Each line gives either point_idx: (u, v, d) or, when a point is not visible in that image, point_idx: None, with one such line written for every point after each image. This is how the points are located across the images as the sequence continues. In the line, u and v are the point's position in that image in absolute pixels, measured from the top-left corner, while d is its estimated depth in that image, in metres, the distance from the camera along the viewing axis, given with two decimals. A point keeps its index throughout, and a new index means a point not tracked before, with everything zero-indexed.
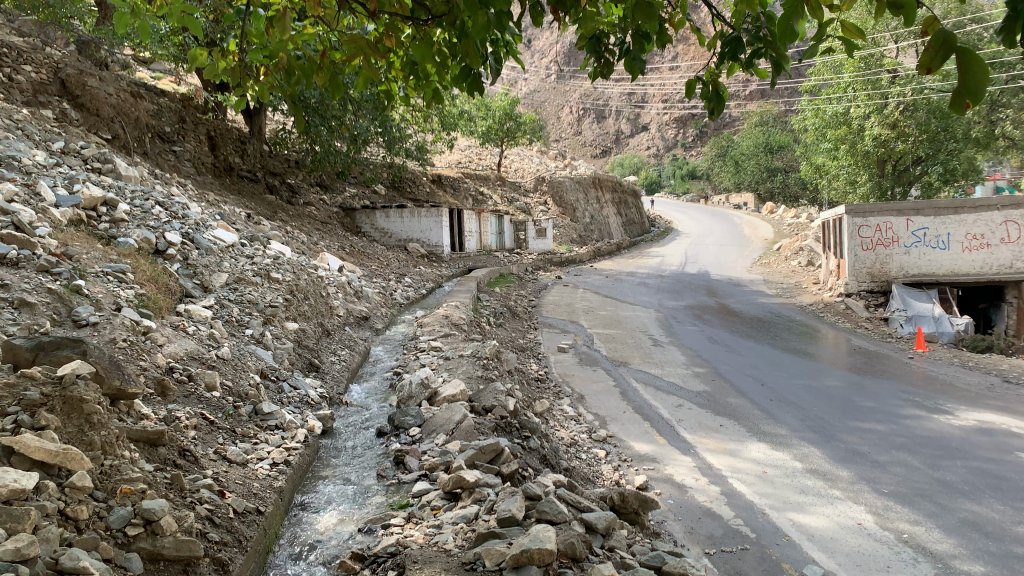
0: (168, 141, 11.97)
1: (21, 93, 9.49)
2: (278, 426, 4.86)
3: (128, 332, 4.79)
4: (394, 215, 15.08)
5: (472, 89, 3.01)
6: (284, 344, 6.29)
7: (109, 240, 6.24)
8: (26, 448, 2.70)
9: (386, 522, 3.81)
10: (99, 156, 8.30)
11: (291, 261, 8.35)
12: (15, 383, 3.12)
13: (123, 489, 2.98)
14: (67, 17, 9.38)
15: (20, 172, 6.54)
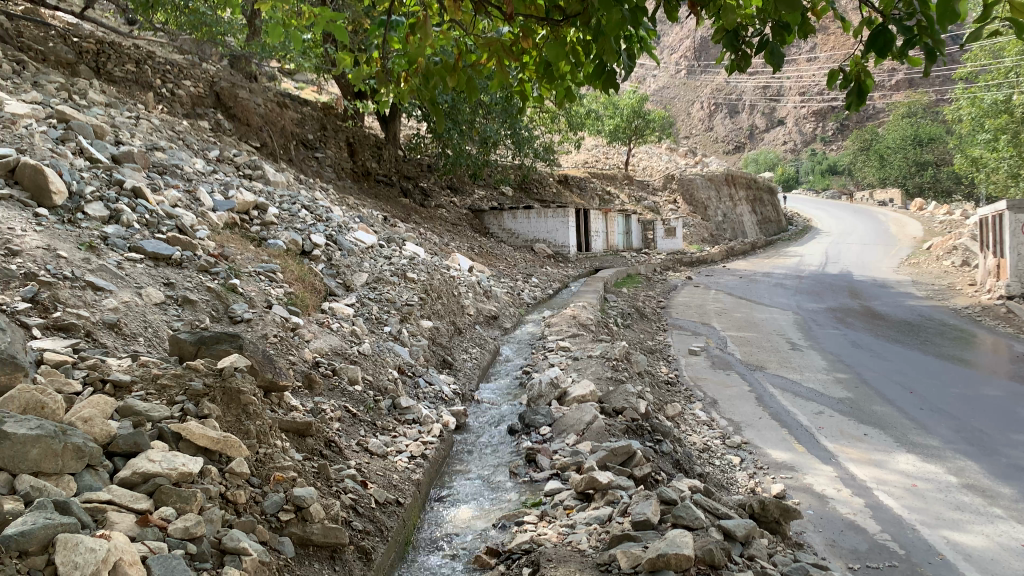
0: (311, 148, 12.60)
1: (181, 107, 10.25)
2: (415, 421, 5.01)
3: (277, 328, 5.08)
4: (522, 216, 15.14)
5: (607, 86, 2.98)
6: (419, 341, 6.48)
7: (260, 242, 6.65)
8: (192, 435, 2.92)
9: (519, 519, 3.86)
10: (250, 163, 8.86)
11: (425, 262, 8.59)
12: (181, 374, 3.38)
13: (276, 477, 3.15)
14: (222, 36, 10.08)
15: (182, 179, 7.07)
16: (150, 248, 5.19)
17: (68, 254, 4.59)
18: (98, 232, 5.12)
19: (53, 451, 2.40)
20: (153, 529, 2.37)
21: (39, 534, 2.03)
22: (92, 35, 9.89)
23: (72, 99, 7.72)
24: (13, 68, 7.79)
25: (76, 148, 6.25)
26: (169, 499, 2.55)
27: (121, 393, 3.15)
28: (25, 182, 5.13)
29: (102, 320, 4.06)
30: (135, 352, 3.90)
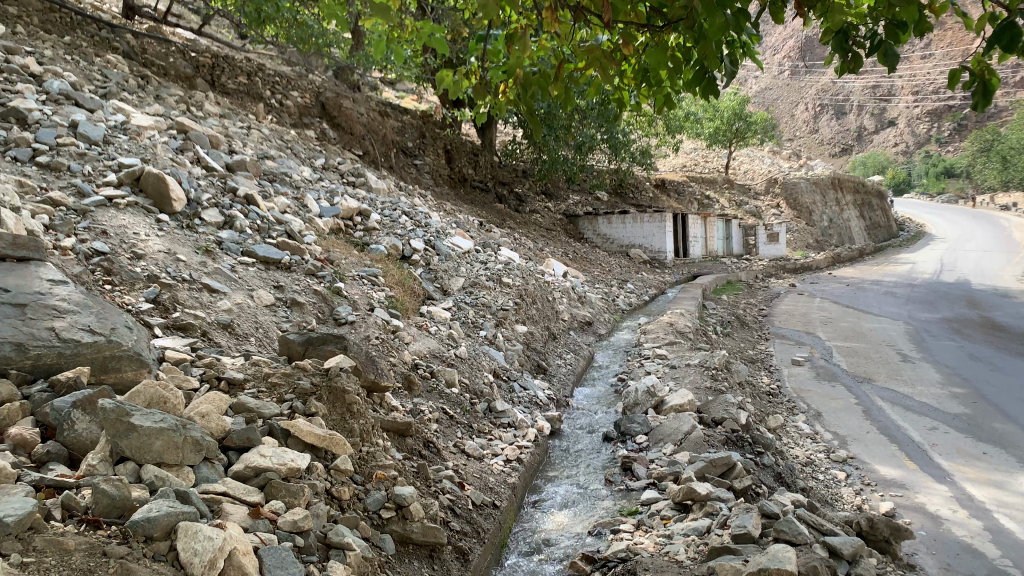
0: (411, 155, 12.90)
1: (289, 117, 10.70)
2: (510, 424, 5.05)
3: (379, 330, 5.22)
4: (617, 221, 15.01)
5: (707, 92, 2.92)
6: (514, 345, 6.53)
7: (363, 247, 6.87)
8: (300, 432, 3.04)
9: (615, 527, 3.83)
10: (353, 170, 9.14)
11: (520, 267, 8.64)
12: (291, 373, 3.53)
13: (378, 475, 3.24)
14: (327, 48, 10.46)
15: (291, 186, 7.37)
16: (261, 253, 5.43)
17: (187, 257, 4.87)
18: (213, 236, 5.41)
19: (174, 444, 2.55)
20: (264, 521, 2.48)
21: (163, 521, 2.17)
22: (209, 50, 10.41)
23: (190, 111, 8.17)
24: (138, 82, 8.32)
25: (194, 157, 6.62)
26: (278, 493, 2.66)
27: (235, 391, 3.32)
28: (149, 190, 5.48)
29: (217, 320, 4.28)
30: (247, 352, 4.09)
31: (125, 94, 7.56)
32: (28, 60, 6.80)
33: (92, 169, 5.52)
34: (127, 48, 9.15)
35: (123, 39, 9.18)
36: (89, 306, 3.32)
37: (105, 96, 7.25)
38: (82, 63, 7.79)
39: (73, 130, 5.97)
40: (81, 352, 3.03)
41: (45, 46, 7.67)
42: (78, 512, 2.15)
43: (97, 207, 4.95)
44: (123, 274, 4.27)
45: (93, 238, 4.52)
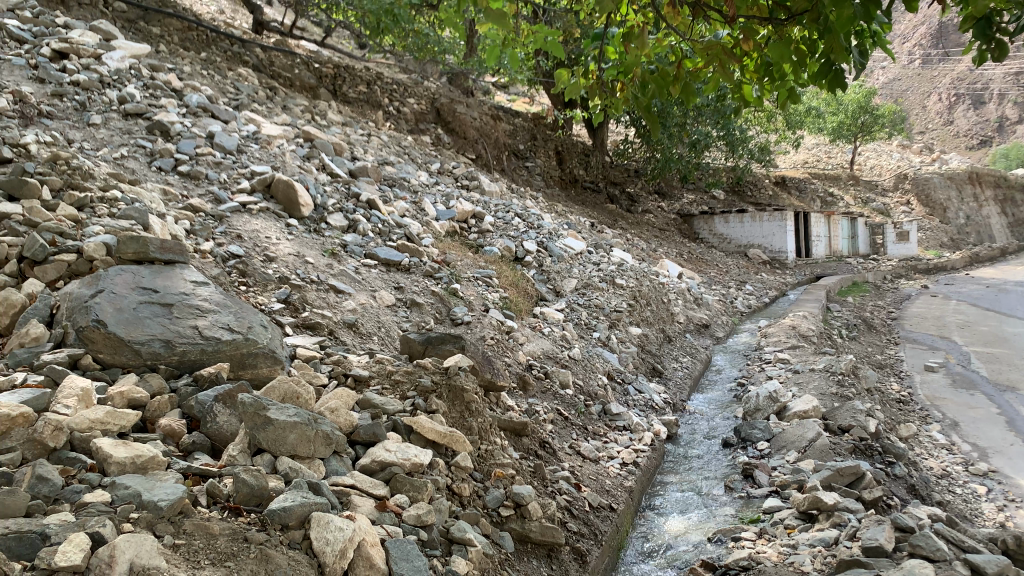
0: (522, 157, 13.04)
1: (406, 124, 11.05)
2: (626, 427, 5.00)
3: (494, 330, 5.29)
4: (735, 220, 14.57)
5: (834, 85, 2.81)
6: (628, 347, 6.46)
7: (478, 249, 7.00)
8: (422, 428, 3.12)
9: (736, 535, 3.74)
10: (467, 174, 9.30)
11: (634, 268, 8.53)
12: (412, 371, 3.63)
13: (496, 473, 3.28)
14: (442, 55, 10.70)
15: (409, 191, 7.59)
16: (382, 255, 5.61)
17: (314, 259, 5.10)
18: (338, 240, 5.65)
19: (307, 437, 2.68)
20: (390, 515, 2.57)
21: (297, 511, 2.27)
22: (331, 60, 10.84)
23: (315, 120, 8.54)
24: (268, 93, 8.77)
25: (320, 164, 6.92)
26: (403, 487, 2.74)
27: (361, 387, 3.45)
28: (279, 196, 5.78)
29: (342, 320, 4.46)
30: (371, 350, 4.24)
31: (256, 106, 8.00)
32: (170, 76, 7.30)
33: (228, 177, 5.88)
34: (257, 61, 9.68)
35: (253, 53, 9.72)
36: (228, 305, 3.54)
37: (238, 108, 7.69)
38: (217, 78, 8.29)
39: (210, 141, 6.37)
40: (222, 349, 3.24)
41: (185, 63, 8.22)
42: (220, 499, 2.29)
43: (232, 213, 5.26)
44: (256, 276, 4.52)
45: (229, 242, 4.82)
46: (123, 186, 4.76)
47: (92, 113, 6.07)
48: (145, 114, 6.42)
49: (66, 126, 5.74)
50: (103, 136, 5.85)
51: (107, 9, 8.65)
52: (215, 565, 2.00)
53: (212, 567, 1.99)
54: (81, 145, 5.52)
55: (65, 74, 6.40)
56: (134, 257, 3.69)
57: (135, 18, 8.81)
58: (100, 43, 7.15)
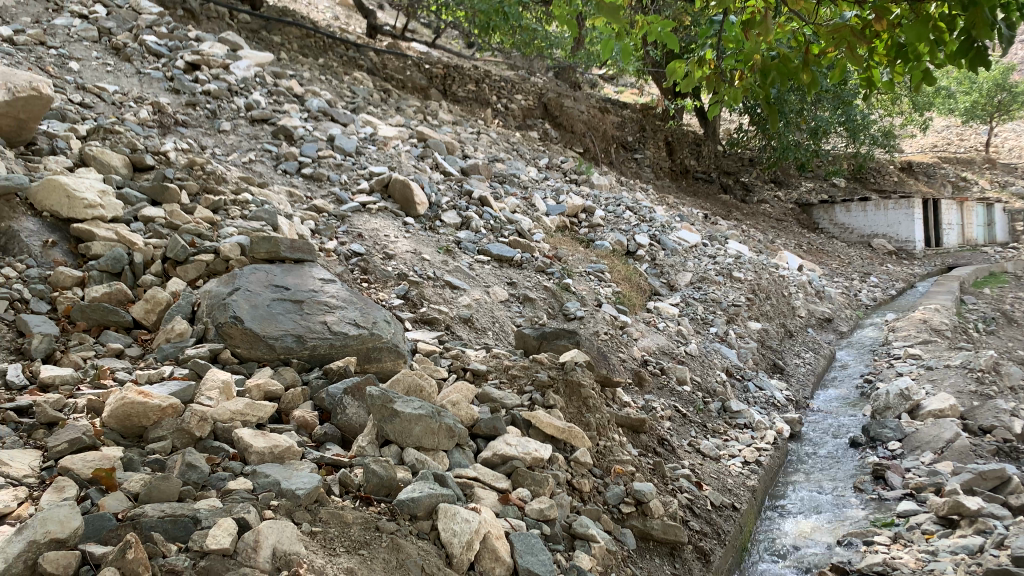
0: (631, 149, 12.89)
1: (514, 120, 11.14)
2: (747, 425, 4.85)
3: (608, 326, 5.24)
4: (858, 209, 13.88)
5: (975, 64, 2.60)
6: (748, 343, 6.27)
7: (589, 244, 6.97)
8: (540, 423, 3.13)
9: (869, 538, 3.57)
10: (576, 169, 9.26)
11: (751, 260, 8.25)
12: (529, 366, 3.66)
13: (616, 469, 3.24)
14: (550, 49, 10.70)
15: (519, 187, 7.64)
16: (494, 251, 5.66)
17: (430, 257, 5.20)
18: (452, 237, 5.75)
19: (431, 430, 2.74)
20: (513, 508, 2.60)
21: (425, 501, 2.33)
22: (441, 61, 11.02)
23: (427, 120, 8.72)
24: (382, 96, 9.03)
25: (433, 163, 7.06)
26: (525, 480, 2.76)
27: (479, 381, 3.50)
28: (396, 195, 5.94)
29: (458, 315, 4.54)
30: (487, 345, 4.29)
31: (371, 108, 8.24)
32: (292, 83, 7.62)
33: (348, 178, 6.11)
34: (371, 64, 9.99)
35: (366, 57, 10.03)
36: (354, 301, 3.66)
37: (355, 110, 7.94)
38: (335, 82, 8.60)
39: (331, 144, 6.62)
40: (349, 343, 3.35)
41: (305, 69, 8.57)
42: (352, 488, 2.37)
43: (352, 213, 5.46)
44: (376, 273, 4.68)
45: (350, 241, 5.00)
46: (253, 189, 5.02)
47: (222, 121, 6.42)
48: (270, 120, 6.73)
49: (199, 134, 6.10)
50: (232, 142, 6.18)
51: (233, 21, 9.14)
52: (349, 552, 2.08)
53: (348, 554, 2.07)
54: (213, 151, 5.85)
55: (198, 84, 6.79)
56: (267, 257, 3.91)
57: (258, 28, 9.27)
58: (228, 53, 7.53)
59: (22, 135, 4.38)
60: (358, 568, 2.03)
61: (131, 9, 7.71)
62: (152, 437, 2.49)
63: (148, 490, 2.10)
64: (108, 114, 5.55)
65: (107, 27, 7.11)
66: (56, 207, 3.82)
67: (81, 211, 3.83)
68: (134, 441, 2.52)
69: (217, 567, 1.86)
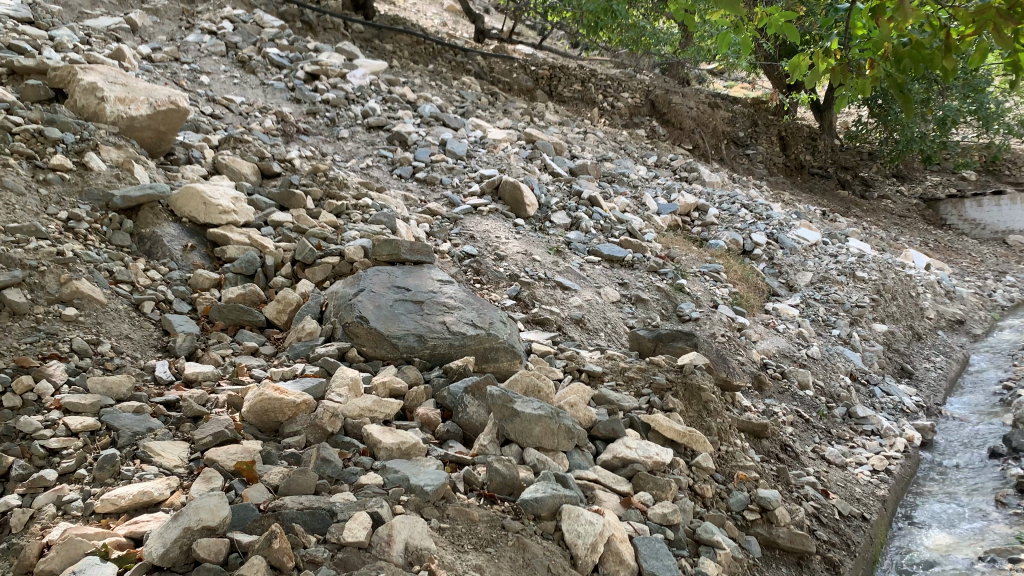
0: (742, 145, 12.52)
1: (621, 119, 11.04)
2: (874, 432, 4.63)
3: (724, 328, 5.11)
4: (991, 203, 12.61)
5: None
6: (873, 346, 5.98)
7: (702, 244, 6.85)
8: (660, 426, 3.10)
9: (1014, 557, 3.35)
10: (687, 166, 9.07)
11: (875, 259, 7.85)
12: (646, 368, 3.63)
13: (739, 475, 3.15)
14: (658, 47, 10.52)
15: (629, 186, 7.57)
16: (606, 251, 5.62)
17: (541, 257, 5.23)
18: (563, 238, 5.75)
19: (551, 430, 2.75)
20: (636, 511, 2.57)
21: (549, 502, 2.34)
22: (547, 62, 11.03)
23: (534, 122, 8.76)
24: (490, 99, 9.14)
25: (542, 164, 7.08)
26: (646, 484, 2.73)
27: (595, 382, 3.50)
28: (506, 197, 5.97)
29: (570, 315, 4.54)
30: (601, 347, 4.27)
31: (480, 111, 8.35)
32: (404, 89, 7.81)
33: (460, 181, 6.22)
34: (478, 69, 10.14)
35: (474, 61, 10.21)
36: (471, 302, 3.72)
37: (465, 115, 8.06)
38: (445, 87, 8.76)
39: (443, 148, 6.76)
40: (467, 343, 3.41)
41: (416, 75, 8.77)
42: (476, 486, 2.41)
43: (464, 215, 5.56)
44: (489, 274, 4.75)
45: (463, 243, 5.11)
46: (372, 194, 5.19)
47: (340, 128, 6.66)
48: (385, 126, 6.92)
49: (319, 141, 6.35)
50: (350, 148, 6.41)
51: (347, 31, 9.46)
52: (477, 550, 2.13)
53: (475, 551, 2.12)
54: (333, 157, 6.09)
55: (317, 93, 7.06)
56: (388, 259, 4.04)
57: (371, 37, 9.58)
58: (344, 63, 7.81)
59: (162, 147, 4.68)
60: (485, 566, 2.08)
61: (255, 23, 8.10)
62: (288, 431, 2.61)
63: (288, 482, 2.21)
64: (236, 124, 5.86)
65: (234, 42, 7.50)
66: (195, 214, 4.06)
67: (217, 217, 4.06)
68: (272, 435, 2.64)
69: (354, 560, 1.94)
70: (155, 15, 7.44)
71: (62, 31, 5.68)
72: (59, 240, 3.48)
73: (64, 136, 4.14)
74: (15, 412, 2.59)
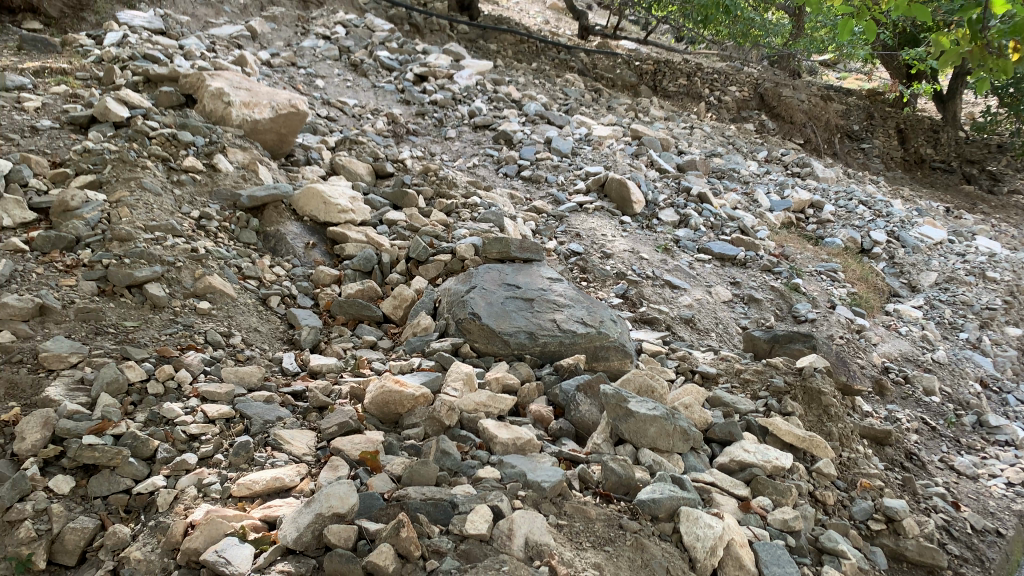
0: (857, 139, 11.94)
1: (728, 113, 10.78)
2: (1009, 442, 4.30)
3: (843, 329, 4.90)
4: None
5: None
6: (1006, 351, 5.58)
7: (817, 241, 6.62)
8: (777, 430, 3.03)
9: None
10: (799, 161, 8.76)
11: (1009, 258, 7.33)
12: (762, 370, 3.55)
13: (862, 483, 3.03)
14: (768, 39, 10.19)
15: (739, 182, 7.38)
16: (716, 249, 5.51)
17: (649, 255, 5.17)
18: (671, 235, 5.67)
19: (666, 431, 2.72)
20: (755, 516, 2.52)
21: (667, 503, 2.31)
22: (651, 56, 10.88)
23: (639, 118, 8.66)
24: (594, 96, 9.10)
25: (648, 161, 6.99)
26: (765, 489, 2.67)
27: (708, 384, 3.47)
28: (613, 195, 5.93)
29: (680, 315, 4.47)
30: (712, 347, 4.20)
31: (584, 108, 8.32)
32: (510, 88, 7.87)
33: (565, 179, 6.22)
34: (582, 65, 10.19)
35: (578, 58, 10.24)
36: (581, 300, 3.71)
37: (569, 112, 8.06)
38: (549, 85, 8.78)
39: (548, 146, 6.78)
40: (578, 341, 3.41)
41: (520, 74, 8.83)
42: (592, 484, 2.41)
43: (570, 213, 5.57)
44: (596, 272, 4.75)
45: (569, 241, 5.12)
46: (481, 193, 5.26)
47: (448, 128, 6.78)
48: (492, 125, 6.99)
49: (428, 141, 6.49)
50: (457, 148, 6.52)
51: (453, 32, 9.62)
52: (595, 548, 2.14)
53: (594, 549, 2.13)
54: (442, 157, 6.22)
55: (425, 94, 7.21)
56: (498, 256, 4.09)
57: (476, 37, 9.72)
58: (451, 64, 7.94)
59: (283, 148, 4.90)
60: (604, 565, 2.08)
61: (366, 27, 8.33)
62: (407, 423, 2.69)
63: (410, 473, 2.28)
64: (349, 126, 6.06)
65: (346, 45, 7.75)
66: (315, 213, 4.23)
67: (336, 216, 4.21)
68: (392, 426, 2.73)
69: (476, 552, 1.99)
70: (273, 22, 7.75)
71: (191, 40, 6.00)
72: (193, 237, 3.69)
73: (195, 139, 4.38)
74: (159, 398, 2.76)
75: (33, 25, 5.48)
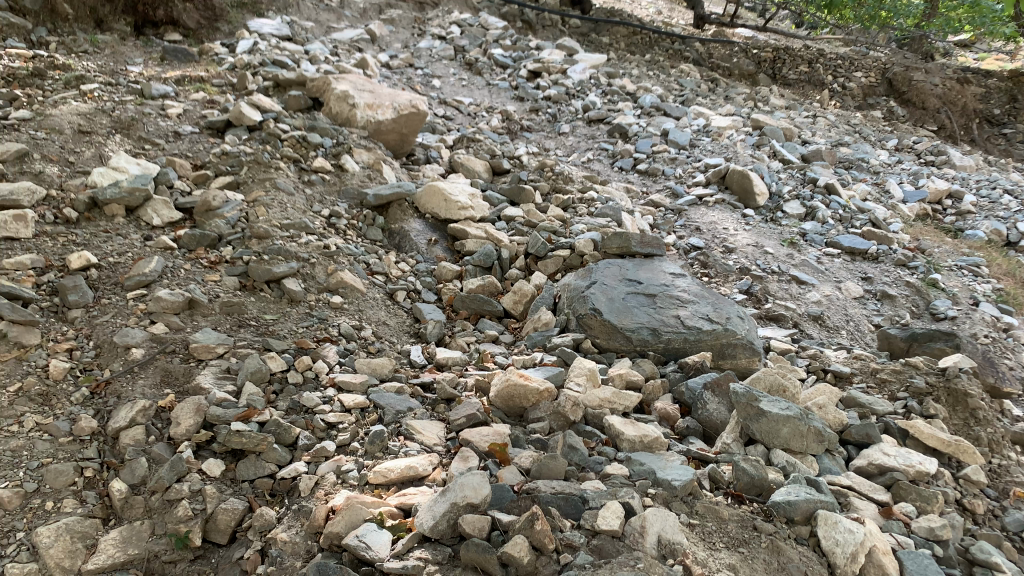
0: (998, 124, 10.62)
1: (853, 100, 10.27)
2: None
3: (988, 328, 4.56)
4: None
5: None
6: None
7: (956, 234, 6.22)
8: (918, 433, 2.90)
9: None
10: (934, 148, 8.24)
11: None
12: (901, 370, 3.38)
13: (1017, 492, 2.77)
14: (897, 21, 9.67)
15: (869, 172, 7.04)
16: (846, 243, 5.27)
17: (774, 250, 5.01)
18: (796, 229, 5.46)
19: (800, 432, 2.64)
20: (897, 523, 2.41)
21: (803, 506, 2.23)
22: (770, 44, 10.50)
23: (758, 107, 8.38)
24: (710, 86, 8.87)
25: (771, 151, 6.75)
26: (908, 495, 2.54)
27: (842, 383, 3.39)
28: (734, 186, 5.77)
29: (807, 312, 4.32)
30: (844, 345, 4.02)
31: (700, 99, 8.12)
32: (625, 81, 7.78)
33: (683, 172, 6.10)
34: (696, 55, 10.03)
35: (693, 48, 10.08)
36: (705, 296, 3.63)
37: (685, 103, 7.90)
38: (663, 76, 8.64)
39: (665, 138, 6.67)
40: (703, 338, 3.34)
41: (634, 66, 8.73)
42: (723, 484, 2.37)
43: (689, 206, 5.48)
44: (717, 268, 4.66)
45: (689, 236, 5.03)
46: (597, 188, 5.23)
47: (561, 124, 6.78)
48: (606, 119, 6.93)
49: (543, 138, 6.52)
50: (572, 144, 6.52)
51: (565, 27, 9.61)
52: (729, 548, 2.10)
53: (727, 549, 2.10)
54: (557, 153, 6.24)
55: (539, 91, 7.23)
56: (618, 252, 4.06)
57: (588, 31, 9.72)
58: (565, 59, 7.92)
59: (404, 147, 5.04)
60: (738, 566, 2.04)
61: (481, 26, 8.43)
62: (531, 417, 2.71)
63: (540, 467, 2.30)
64: (466, 124, 6.17)
65: (461, 45, 7.87)
66: (436, 210, 4.32)
67: (455, 213, 4.28)
68: (518, 419, 2.77)
69: (608, 548, 2.00)
70: (391, 25, 7.96)
71: (315, 45, 6.26)
72: (324, 234, 3.86)
73: (324, 141, 4.56)
74: (298, 387, 2.90)
75: (174, 37, 5.85)
